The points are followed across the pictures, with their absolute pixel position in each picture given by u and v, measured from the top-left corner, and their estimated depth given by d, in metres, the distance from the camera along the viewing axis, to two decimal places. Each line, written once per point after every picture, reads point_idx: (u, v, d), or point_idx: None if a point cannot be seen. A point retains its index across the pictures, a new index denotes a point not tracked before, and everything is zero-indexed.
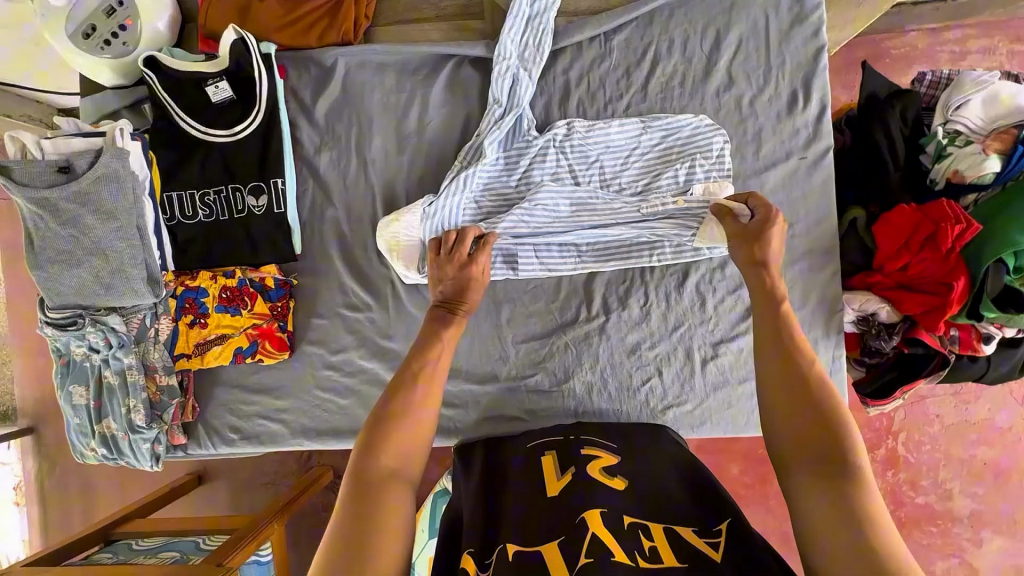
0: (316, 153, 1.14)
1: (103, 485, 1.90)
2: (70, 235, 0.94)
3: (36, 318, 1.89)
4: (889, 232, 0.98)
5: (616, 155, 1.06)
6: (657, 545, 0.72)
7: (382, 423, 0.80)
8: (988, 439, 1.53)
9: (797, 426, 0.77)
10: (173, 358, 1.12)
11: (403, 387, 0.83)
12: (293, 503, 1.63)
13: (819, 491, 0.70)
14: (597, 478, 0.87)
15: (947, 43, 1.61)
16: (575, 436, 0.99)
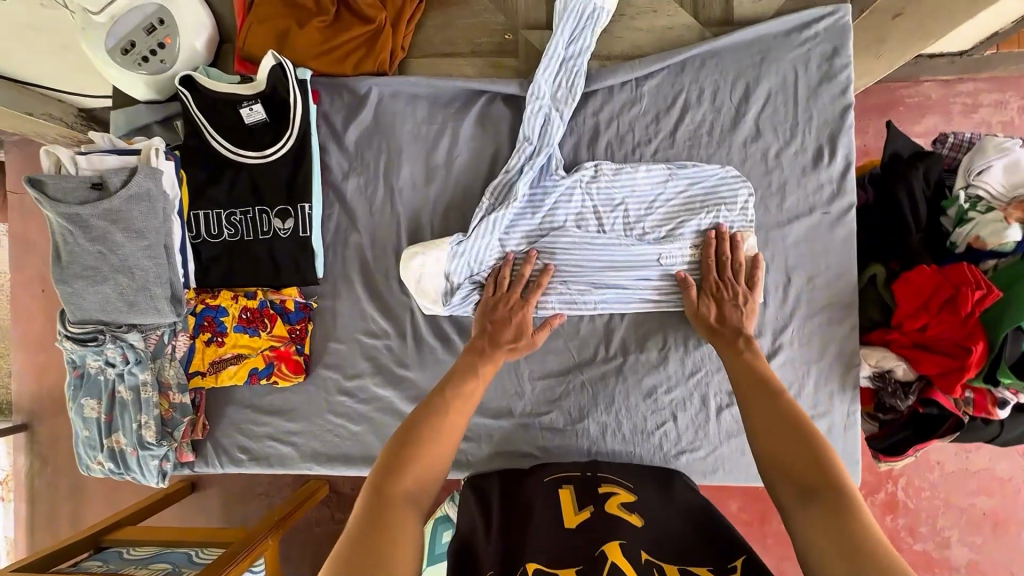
0: (343, 178, 1.15)
1: (94, 487, 1.87)
2: (98, 251, 0.94)
3: (38, 315, 1.88)
4: (908, 291, 0.99)
5: (641, 199, 1.07)
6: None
7: (412, 436, 0.81)
8: (988, 489, 1.53)
9: (780, 461, 0.79)
10: (187, 376, 1.12)
11: (434, 403, 0.87)
12: (290, 517, 1.61)
13: (812, 524, 0.69)
14: (617, 513, 0.87)
15: (959, 95, 1.63)
16: (591, 474, 1.00)
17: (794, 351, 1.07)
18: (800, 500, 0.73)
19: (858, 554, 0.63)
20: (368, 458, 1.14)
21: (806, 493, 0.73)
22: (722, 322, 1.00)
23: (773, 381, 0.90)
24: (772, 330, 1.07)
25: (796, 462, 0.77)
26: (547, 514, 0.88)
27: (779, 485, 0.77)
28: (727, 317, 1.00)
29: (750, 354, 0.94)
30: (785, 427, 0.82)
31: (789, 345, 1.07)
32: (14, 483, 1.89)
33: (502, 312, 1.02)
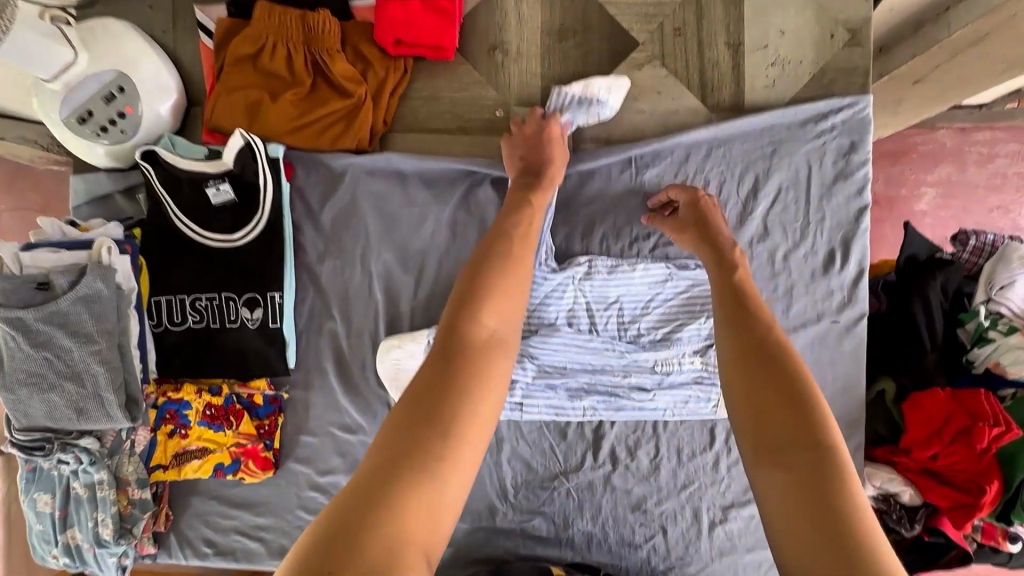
0: (318, 260, 1.07)
1: None
2: (43, 357, 0.86)
3: None
4: (920, 415, 0.92)
5: (636, 299, 0.99)
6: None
7: (479, 278, 0.76)
8: None
9: (759, 360, 0.71)
10: (148, 469, 1.05)
11: (483, 285, 0.75)
12: None
13: (776, 474, 0.64)
14: None
15: (975, 143, 1.51)
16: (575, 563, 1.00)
17: None
18: (772, 454, 0.65)
19: (841, 521, 0.59)
20: None
21: (779, 447, 0.65)
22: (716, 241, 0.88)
23: (761, 307, 0.78)
24: None
25: (775, 412, 0.67)
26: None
27: (750, 441, 0.68)
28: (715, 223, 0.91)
29: (741, 274, 0.82)
30: (769, 366, 0.70)
31: None
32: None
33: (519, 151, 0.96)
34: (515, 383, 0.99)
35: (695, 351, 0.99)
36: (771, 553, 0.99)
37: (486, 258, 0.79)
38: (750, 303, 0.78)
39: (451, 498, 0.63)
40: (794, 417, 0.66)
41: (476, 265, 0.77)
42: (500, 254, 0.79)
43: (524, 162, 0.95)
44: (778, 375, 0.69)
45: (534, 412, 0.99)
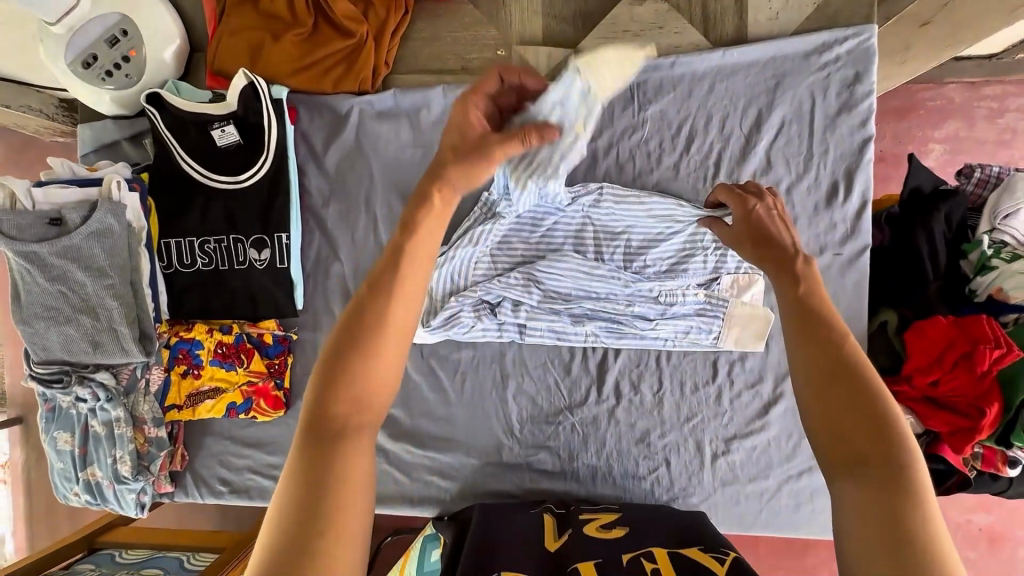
0: (323, 203, 1.08)
1: None
2: (59, 291, 0.88)
3: None
4: (922, 344, 0.93)
5: (644, 230, 1.00)
6: (658, 565, 0.75)
7: (359, 329, 0.55)
8: (987, 507, 1.55)
9: (830, 387, 0.55)
10: (164, 409, 1.08)
11: (364, 314, 0.55)
12: None
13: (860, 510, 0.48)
14: (596, 535, 0.88)
15: (983, 98, 1.49)
16: (575, 504, 1.01)
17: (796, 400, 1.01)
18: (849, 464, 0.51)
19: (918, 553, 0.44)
20: None
21: (856, 464, 0.51)
22: (764, 232, 0.72)
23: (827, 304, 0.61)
24: (773, 376, 1.01)
25: (854, 437, 0.52)
26: (530, 539, 0.88)
27: (831, 464, 0.53)
28: (758, 219, 0.75)
29: (804, 279, 0.63)
30: (840, 376, 0.55)
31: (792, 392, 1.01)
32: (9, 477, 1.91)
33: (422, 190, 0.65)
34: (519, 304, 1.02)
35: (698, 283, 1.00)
36: (773, 483, 1.01)
37: (373, 285, 0.57)
38: (815, 298, 0.61)
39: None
40: (869, 432, 0.51)
41: (375, 283, 0.57)
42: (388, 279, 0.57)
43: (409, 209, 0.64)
44: (854, 385, 0.54)
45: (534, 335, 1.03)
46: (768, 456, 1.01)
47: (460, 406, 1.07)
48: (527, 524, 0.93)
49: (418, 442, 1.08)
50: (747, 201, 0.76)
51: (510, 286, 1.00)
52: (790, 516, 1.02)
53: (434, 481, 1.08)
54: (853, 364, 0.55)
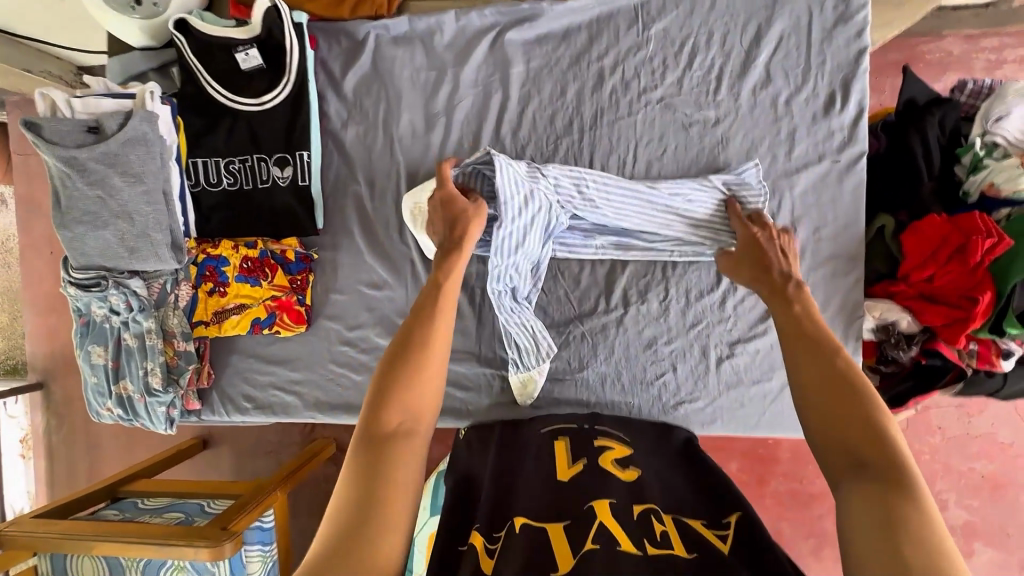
0: (342, 127, 1.14)
1: (111, 442, 1.98)
2: (96, 195, 0.94)
3: (49, 275, 1.93)
4: (917, 242, 0.96)
5: (648, 144, 1.07)
6: (667, 530, 0.74)
7: (394, 375, 0.80)
8: (988, 453, 1.58)
9: (838, 403, 0.74)
10: (192, 325, 1.13)
11: (389, 377, 0.80)
12: (298, 473, 1.81)
13: (856, 493, 0.64)
14: (609, 468, 0.88)
15: (981, 51, 1.48)
16: (588, 425, 1.02)
17: None
18: (851, 463, 0.68)
19: (904, 518, 0.59)
20: None
21: (851, 461, 0.68)
22: (765, 258, 0.95)
23: (827, 336, 0.83)
24: None
25: (851, 440, 0.70)
26: (541, 473, 0.90)
27: (833, 467, 0.70)
28: (765, 249, 0.96)
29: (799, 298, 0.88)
30: (843, 394, 0.75)
31: None
32: (32, 441, 1.99)
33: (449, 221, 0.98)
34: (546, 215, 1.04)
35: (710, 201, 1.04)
36: (777, 384, 1.05)
37: (418, 311, 0.88)
38: (813, 325, 0.85)
39: (393, 549, 0.63)
40: (862, 432, 0.70)
41: (418, 321, 0.86)
42: (431, 307, 0.89)
43: (450, 232, 0.98)
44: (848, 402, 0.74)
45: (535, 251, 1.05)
46: (771, 359, 1.05)
47: (474, 318, 1.13)
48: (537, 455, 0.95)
49: None
50: (751, 233, 0.98)
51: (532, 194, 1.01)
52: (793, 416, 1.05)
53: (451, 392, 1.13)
54: (849, 380, 0.76)
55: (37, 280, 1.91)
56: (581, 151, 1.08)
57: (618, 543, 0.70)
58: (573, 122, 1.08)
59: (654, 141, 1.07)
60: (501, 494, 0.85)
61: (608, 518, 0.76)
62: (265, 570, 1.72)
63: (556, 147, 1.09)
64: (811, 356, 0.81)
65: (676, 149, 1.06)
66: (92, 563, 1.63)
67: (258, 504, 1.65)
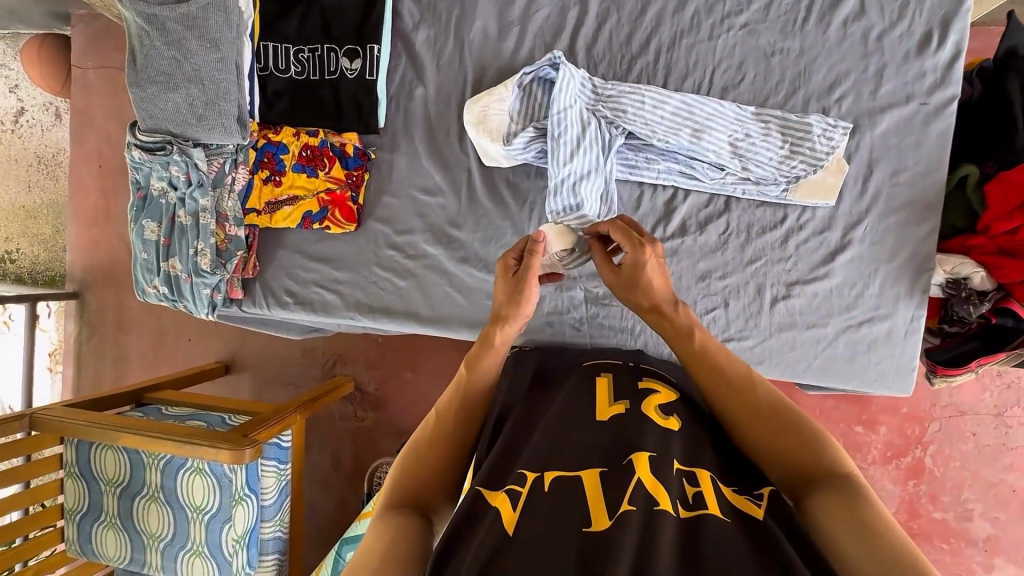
0: (414, 28, 1.12)
1: (137, 361, 1.96)
2: (172, 57, 0.97)
3: (85, 184, 1.88)
4: (1002, 193, 0.91)
5: (725, 71, 1.04)
6: (702, 490, 0.63)
7: (432, 436, 0.76)
8: (1021, 466, 1.53)
9: (766, 410, 0.70)
10: (244, 212, 1.12)
11: (428, 439, 0.76)
12: (318, 402, 1.67)
13: (828, 508, 0.60)
14: (652, 416, 0.75)
15: None
16: (635, 363, 0.92)
17: (864, 249, 1.00)
18: (806, 484, 0.64)
19: (873, 533, 0.56)
20: (411, 315, 1.14)
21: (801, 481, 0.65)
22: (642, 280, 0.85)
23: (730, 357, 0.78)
24: (844, 225, 1.01)
25: (793, 455, 0.66)
26: (578, 405, 0.79)
27: (793, 486, 0.66)
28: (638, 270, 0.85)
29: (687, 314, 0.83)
30: (764, 418, 0.69)
31: (860, 241, 1.01)
32: (60, 355, 2.01)
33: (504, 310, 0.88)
34: (607, 127, 1.02)
35: (783, 137, 1.00)
36: (833, 329, 1.01)
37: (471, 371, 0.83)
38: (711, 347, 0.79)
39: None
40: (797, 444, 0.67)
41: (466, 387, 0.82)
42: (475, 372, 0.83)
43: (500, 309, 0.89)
44: (769, 421, 0.69)
45: (568, 224, 1.00)
46: (828, 304, 1.02)
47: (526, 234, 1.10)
48: (581, 382, 0.85)
49: (482, 266, 1.12)
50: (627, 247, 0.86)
51: (596, 108, 1.02)
52: (844, 362, 1.02)
53: None
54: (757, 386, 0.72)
55: (79, 189, 1.88)
56: (655, 73, 1.05)
57: (654, 505, 0.59)
58: (650, 41, 1.05)
59: (733, 68, 1.03)
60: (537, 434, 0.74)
61: (646, 478, 0.63)
62: (279, 489, 1.58)
63: (630, 67, 1.06)
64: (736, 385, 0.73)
65: (755, 78, 1.03)
66: (114, 458, 1.50)
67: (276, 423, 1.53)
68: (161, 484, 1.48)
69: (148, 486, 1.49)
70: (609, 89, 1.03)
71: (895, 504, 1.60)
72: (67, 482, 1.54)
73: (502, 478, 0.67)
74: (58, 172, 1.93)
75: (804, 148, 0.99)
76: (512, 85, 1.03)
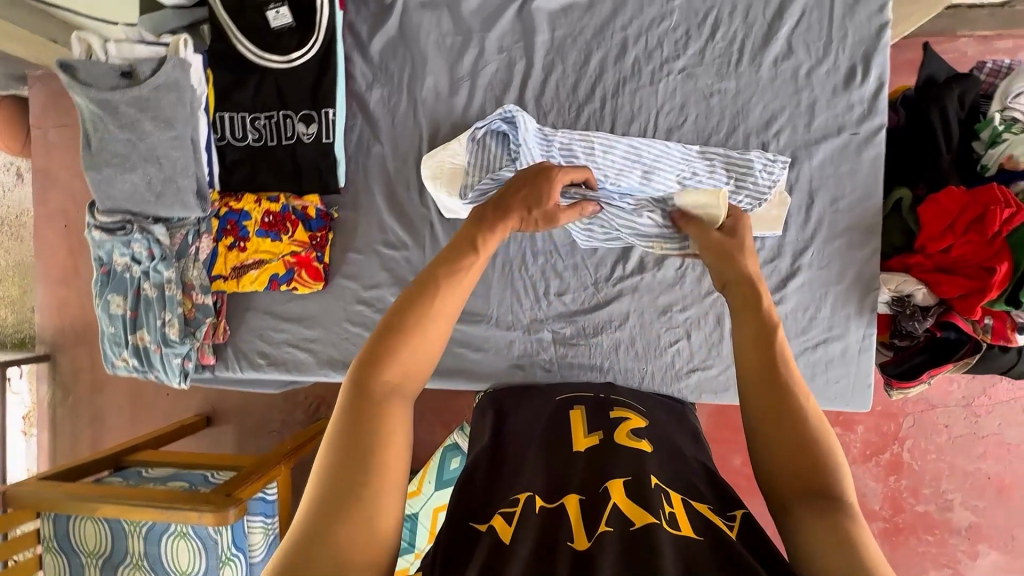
0: (368, 89, 1.15)
1: (115, 421, 1.92)
2: (127, 139, 0.98)
3: (49, 248, 1.86)
4: (935, 212, 0.96)
5: (668, 114, 1.08)
6: (675, 511, 0.66)
7: (407, 323, 0.67)
8: (993, 453, 1.59)
9: (787, 411, 0.66)
10: (210, 279, 1.13)
11: (399, 320, 0.67)
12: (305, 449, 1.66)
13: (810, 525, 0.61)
14: (626, 443, 0.78)
15: (997, 51, 1.46)
16: (604, 396, 0.94)
17: (813, 273, 1.05)
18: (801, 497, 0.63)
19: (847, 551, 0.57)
20: None
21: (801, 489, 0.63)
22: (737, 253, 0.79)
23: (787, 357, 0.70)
24: (792, 252, 1.06)
25: (800, 465, 0.64)
26: (553, 441, 0.81)
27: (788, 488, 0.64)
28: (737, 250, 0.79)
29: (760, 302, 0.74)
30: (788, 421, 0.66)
31: (809, 266, 1.05)
32: (35, 417, 1.95)
33: (511, 197, 0.81)
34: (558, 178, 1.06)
35: (727, 173, 1.04)
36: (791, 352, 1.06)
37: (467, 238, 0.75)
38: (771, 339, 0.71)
39: (389, 510, 0.60)
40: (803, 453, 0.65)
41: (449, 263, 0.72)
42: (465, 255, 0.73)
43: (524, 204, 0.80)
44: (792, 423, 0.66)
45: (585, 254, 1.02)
46: (785, 329, 1.06)
47: (494, 281, 1.12)
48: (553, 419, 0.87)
49: None
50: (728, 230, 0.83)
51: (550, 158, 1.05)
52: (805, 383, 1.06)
53: (466, 354, 1.13)
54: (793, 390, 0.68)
55: (44, 252, 1.86)
56: (603, 119, 1.10)
57: (630, 525, 0.62)
58: (595, 88, 1.10)
59: (675, 110, 1.08)
60: (507, 476, 0.77)
61: (623, 500, 0.67)
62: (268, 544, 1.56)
63: (578, 114, 1.10)
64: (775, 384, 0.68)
65: (696, 119, 1.08)
66: (95, 529, 1.47)
67: (262, 476, 1.51)
68: (145, 551, 1.45)
69: (131, 554, 1.46)
70: (561, 138, 1.06)
71: (879, 501, 1.64)
72: (45, 557, 1.50)
73: (490, 505, 0.71)
74: (24, 233, 1.90)
75: (749, 183, 1.03)
76: (465, 139, 1.07)
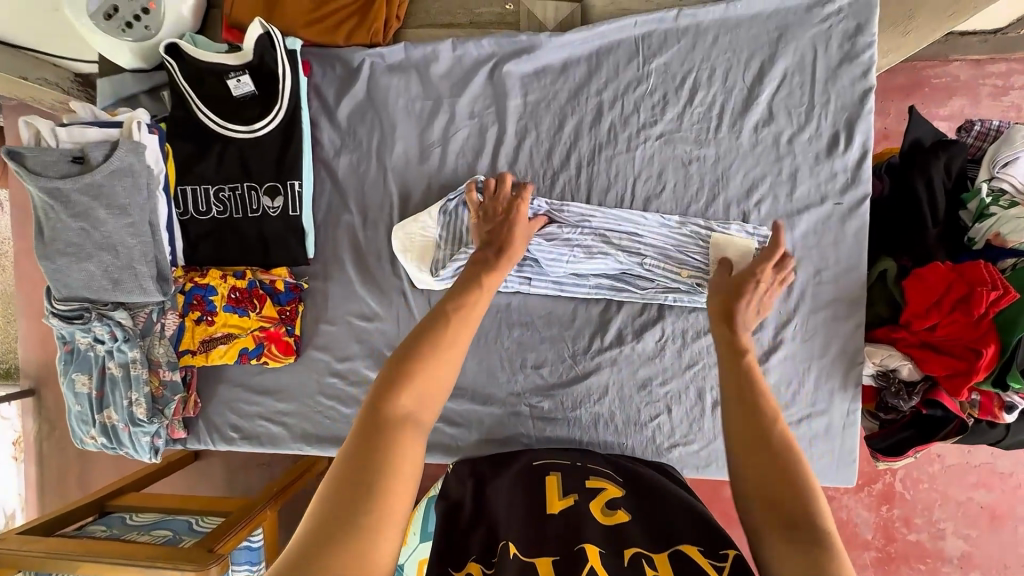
0: (336, 155, 1.11)
1: None
2: (80, 228, 0.96)
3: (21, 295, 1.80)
4: (920, 289, 0.93)
5: (646, 181, 1.05)
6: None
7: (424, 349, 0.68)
8: (986, 483, 1.56)
9: (768, 442, 0.67)
10: (177, 354, 1.10)
11: (417, 344, 0.69)
12: (290, 487, 1.59)
13: (781, 553, 0.59)
14: (597, 514, 0.76)
15: (989, 76, 1.40)
16: (580, 464, 0.91)
17: (796, 346, 1.02)
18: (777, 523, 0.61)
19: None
20: None
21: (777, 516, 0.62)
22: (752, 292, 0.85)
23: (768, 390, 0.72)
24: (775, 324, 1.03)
25: (780, 493, 0.63)
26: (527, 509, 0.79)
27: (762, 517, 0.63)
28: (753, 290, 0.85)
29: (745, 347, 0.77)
30: (765, 445, 0.66)
31: (791, 339, 1.02)
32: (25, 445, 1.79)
33: (503, 232, 0.90)
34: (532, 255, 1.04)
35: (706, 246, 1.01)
36: None
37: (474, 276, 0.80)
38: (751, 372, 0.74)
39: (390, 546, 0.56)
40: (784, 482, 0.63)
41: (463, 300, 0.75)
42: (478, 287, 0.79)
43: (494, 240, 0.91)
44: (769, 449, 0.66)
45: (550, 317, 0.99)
46: None
47: (469, 355, 1.09)
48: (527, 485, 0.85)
49: None
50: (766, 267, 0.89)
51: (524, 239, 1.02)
52: None
53: (441, 428, 1.10)
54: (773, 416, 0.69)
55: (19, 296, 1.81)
56: (579, 187, 1.06)
57: None
58: (570, 155, 1.06)
59: (653, 178, 1.04)
60: (484, 526, 0.74)
61: (599, 563, 0.65)
62: None
63: (553, 182, 1.06)
64: (758, 412, 0.69)
65: (675, 186, 1.04)
66: None
67: (246, 524, 1.40)
68: None
69: None
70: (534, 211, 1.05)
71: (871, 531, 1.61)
72: None
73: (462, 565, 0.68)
74: None
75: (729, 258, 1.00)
76: (437, 211, 1.05)
